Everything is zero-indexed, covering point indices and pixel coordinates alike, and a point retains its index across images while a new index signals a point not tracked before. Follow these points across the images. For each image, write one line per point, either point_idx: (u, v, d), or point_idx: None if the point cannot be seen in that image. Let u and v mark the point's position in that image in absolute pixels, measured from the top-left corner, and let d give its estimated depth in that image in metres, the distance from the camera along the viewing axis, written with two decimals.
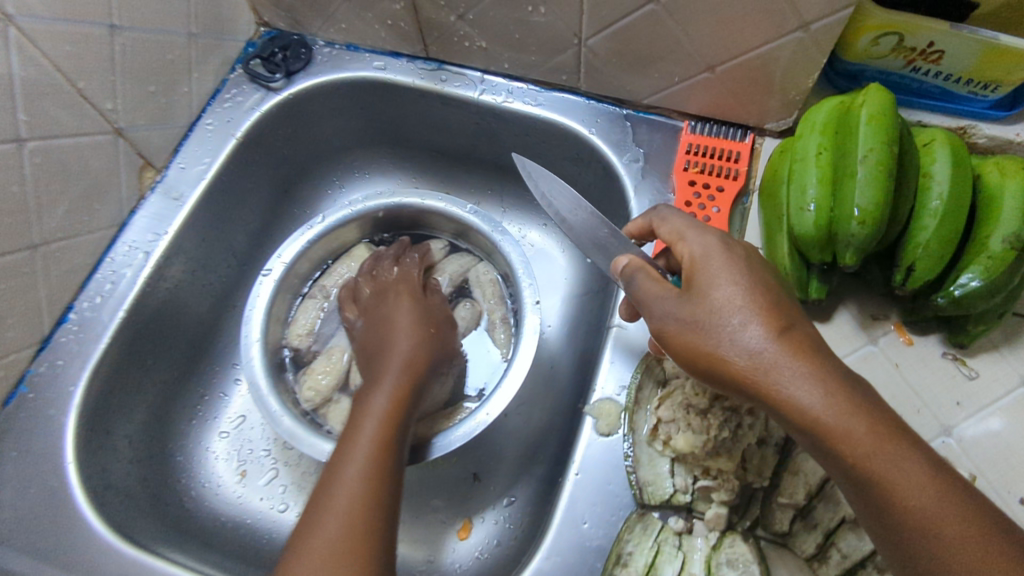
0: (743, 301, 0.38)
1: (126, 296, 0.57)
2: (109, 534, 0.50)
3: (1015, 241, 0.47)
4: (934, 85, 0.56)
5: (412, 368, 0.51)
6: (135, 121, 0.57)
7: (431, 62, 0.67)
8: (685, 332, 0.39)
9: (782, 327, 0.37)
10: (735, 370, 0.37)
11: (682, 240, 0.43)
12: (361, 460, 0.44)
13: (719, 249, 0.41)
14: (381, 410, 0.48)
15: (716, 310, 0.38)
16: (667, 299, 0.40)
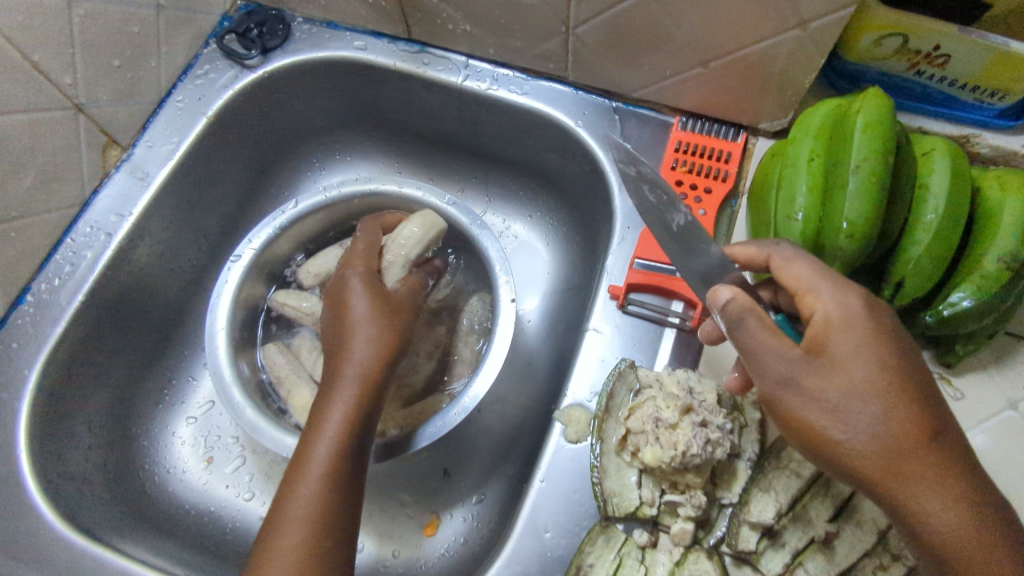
0: (872, 378, 0.37)
1: (87, 278, 0.55)
2: (59, 522, 0.49)
3: (1010, 260, 0.45)
4: (938, 90, 0.52)
5: (389, 342, 0.49)
6: (98, 97, 0.55)
7: (414, 44, 0.64)
8: (790, 389, 0.38)
9: (902, 407, 0.37)
10: (838, 439, 0.37)
11: (812, 291, 0.40)
12: (329, 446, 0.45)
13: (853, 310, 0.39)
14: (353, 393, 0.47)
15: (835, 378, 0.37)
16: (786, 356, 0.38)
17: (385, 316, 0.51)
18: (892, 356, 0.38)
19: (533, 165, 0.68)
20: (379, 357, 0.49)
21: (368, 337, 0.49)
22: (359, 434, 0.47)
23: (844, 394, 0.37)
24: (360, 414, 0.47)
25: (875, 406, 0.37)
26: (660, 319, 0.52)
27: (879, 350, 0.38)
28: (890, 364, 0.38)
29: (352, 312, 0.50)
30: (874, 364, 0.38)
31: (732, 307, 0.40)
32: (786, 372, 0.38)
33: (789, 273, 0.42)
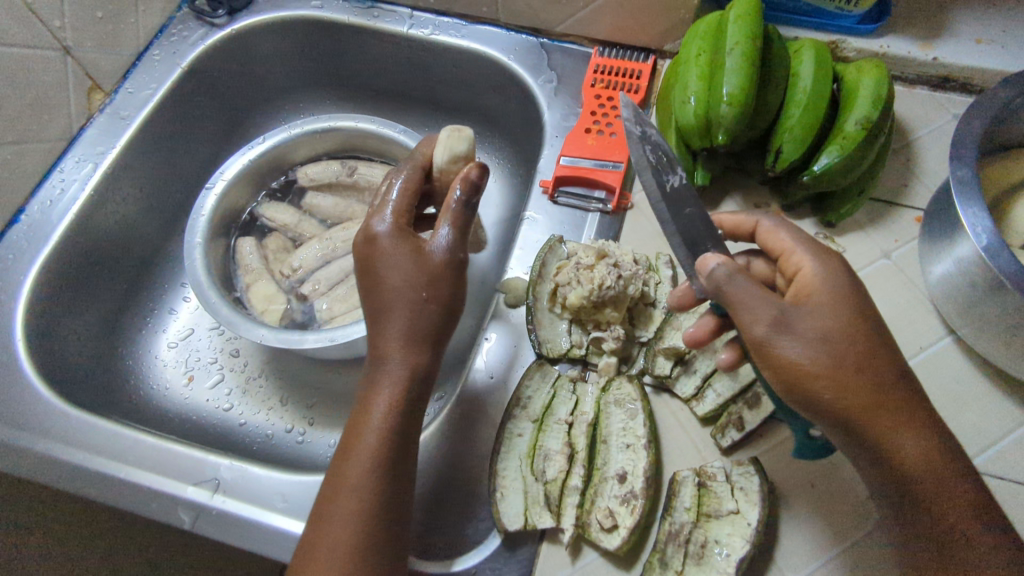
0: (849, 321, 0.40)
1: (74, 202, 0.62)
2: (53, 397, 0.55)
3: (866, 122, 0.53)
4: (806, 4, 0.61)
5: (411, 312, 0.44)
6: (83, 43, 0.64)
7: (365, 1, 0.72)
8: (784, 332, 0.39)
9: (872, 350, 0.40)
10: (831, 377, 0.38)
11: (795, 252, 0.43)
12: (392, 411, 0.44)
13: (828, 265, 0.42)
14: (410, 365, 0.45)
15: (817, 321, 0.39)
16: (778, 304, 0.39)
17: (441, 286, 0.45)
18: (864, 306, 0.41)
19: (476, 106, 0.76)
20: (435, 329, 0.45)
21: (426, 303, 0.44)
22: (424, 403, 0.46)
23: (830, 335, 0.39)
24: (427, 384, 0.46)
25: (854, 345, 0.39)
26: (585, 206, 0.61)
27: (853, 300, 0.41)
28: (861, 313, 0.41)
29: (420, 270, 0.44)
30: (850, 309, 0.40)
31: (719, 271, 0.40)
32: (777, 317, 0.39)
33: (775, 239, 0.45)
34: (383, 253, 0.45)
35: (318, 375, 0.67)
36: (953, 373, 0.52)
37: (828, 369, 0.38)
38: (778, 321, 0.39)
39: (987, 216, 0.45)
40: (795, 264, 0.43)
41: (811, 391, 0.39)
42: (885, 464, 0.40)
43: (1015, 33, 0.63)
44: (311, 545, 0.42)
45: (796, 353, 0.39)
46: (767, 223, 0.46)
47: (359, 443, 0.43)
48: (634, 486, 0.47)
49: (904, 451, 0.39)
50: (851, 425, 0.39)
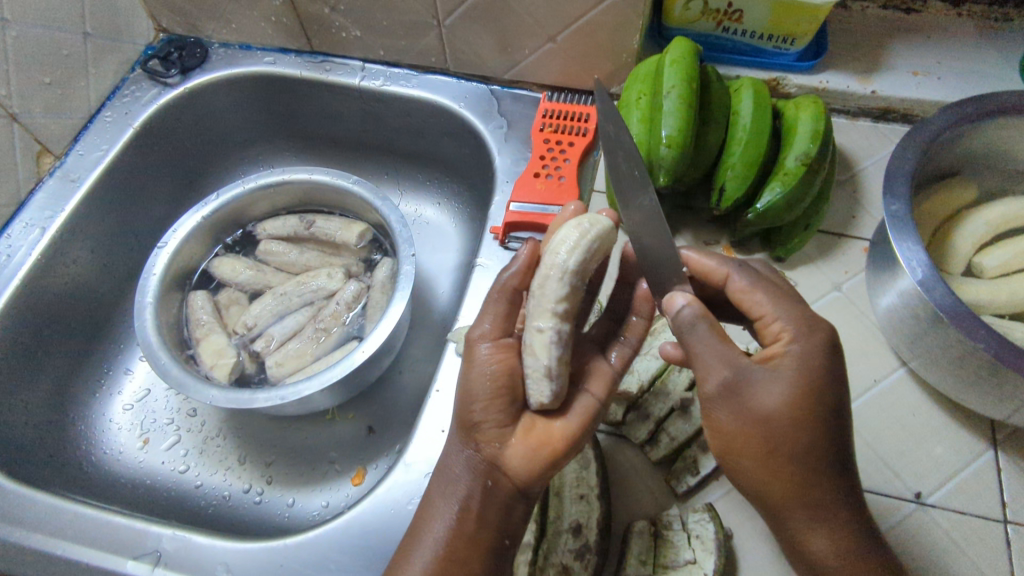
0: (803, 408, 0.39)
1: (20, 267, 0.61)
2: None
3: (805, 158, 0.53)
4: (746, 43, 0.63)
5: (473, 434, 0.43)
6: (31, 108, 0.63)
7: (318, 55, 0.74)
8: (728, 398, 0.39)
9: (818, 438, 0.40)
10: (764, 449, 0.40)
11: (771, 321, 0.41)
12: (448, 525, 0.43)
13: (808, 346, 0.40)
14: (468, 482, 0.43)
15: (769, 399, 0.39)
16: (734, 367, 0.39)
17: (492, 414, 0.43)
18: (828, 395, 0.39)
19: (431, 153, 0.76)
20: (487, 448, 0.43)
21: (471, 421, 0.43)
22: (492, 524, 0.43)
23: (774, 419, 0.39)
24: (491, 503, 0.43)
25: (799, 431, 0.39)
26: None
27: (818, 388, 0.39)
28: (824, 402, 0.39)
29: (466, 387, 0.43)
30: (807, 395, 0.39)
31: (685, 313, 0.40)
32: (727, 380, 0.39)
33: (750, 301, 0.43)
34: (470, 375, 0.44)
35: (276, 431, 0.66)
36: (908, 405, 0.52)
37: (757, 443, 0.40)
38: (728, 386, 0.39)
39: (922, 251, 0.45)
40: (770, 330, 0.42)
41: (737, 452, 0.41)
42: (790, 535, 0.42)
43: (950, 64, 0.65)
44: None
45: (730, 419, 0.40)
46: (740, 279, 0.44)
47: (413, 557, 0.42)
48: (588, 540, 0.46)
49: (808, 531, 0.41)
50: (772, 494, 0.41)
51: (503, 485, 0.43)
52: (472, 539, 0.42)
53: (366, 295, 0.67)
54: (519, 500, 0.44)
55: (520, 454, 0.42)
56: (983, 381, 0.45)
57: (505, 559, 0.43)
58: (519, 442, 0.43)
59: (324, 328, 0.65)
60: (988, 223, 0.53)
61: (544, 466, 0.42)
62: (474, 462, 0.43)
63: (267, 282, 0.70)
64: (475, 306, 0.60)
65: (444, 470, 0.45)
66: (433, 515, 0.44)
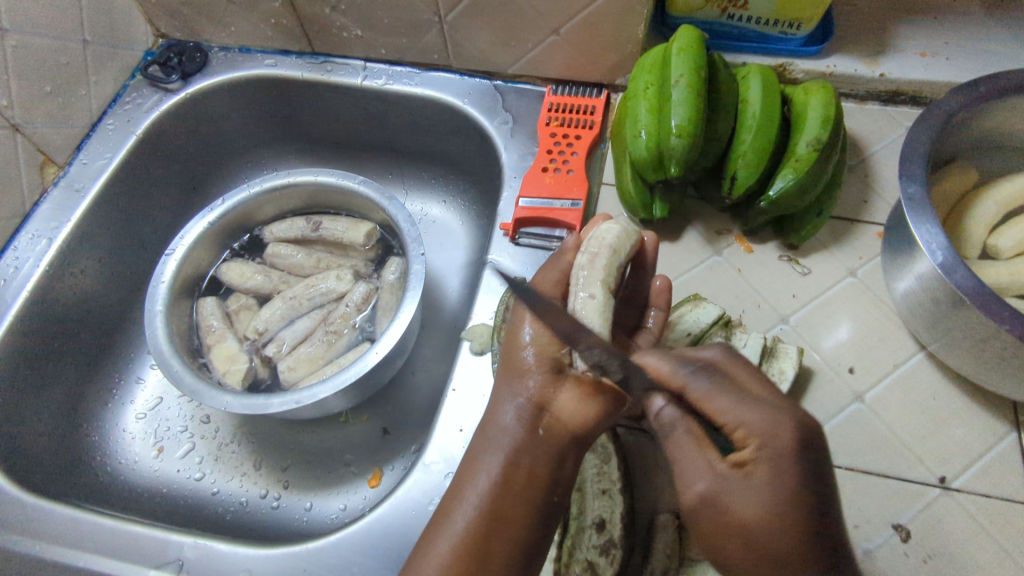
0: (774, 521, 0.35)
1: (29, 278, 0.61)
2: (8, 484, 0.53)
3: (817, 143, 0.53)
4: (751, 29, 0.62)
5: (520, 387, 0.43)
6: (33, 118, 0.63)
7: (318, 56, 0.73)
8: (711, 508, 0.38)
9: (800, 555, 0.34)
10: (752, 561, 0.36)
11: (733, 424, 0.38)
12: (486, 479, 0.42)
13: (775, 452, 0.36)
14: (515, 434, 0.43)
15: (745, 507, 0.36)
16: (712, 477, 0.38)
17: (543, 366, 0.43)
18: (801, 510, 0.35)
19: (436, 151, 0.75)
20: (537, 395, 0.43)
21: (524, 371, 0.43)
22: (543, 479, 0.42)
23: (753, 535, 0.35)
24: (543, 454, 0.42)
25: (782, 553, 0.34)
26: (547, 245, 0.61)
27: (782, 500, 0.35)
28: (799, 507, 0.35)
29: (517, 340, 0.45)
30: (777, 507, 0.35)
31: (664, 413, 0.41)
32: (709, 489, 0.38)
33: (710, 407, 0.39)
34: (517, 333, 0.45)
35: (290, 436, 0.65)
36: (928, 390, 0.52)
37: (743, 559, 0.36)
38: (704, 497, 0.38)
39: (941, 232, 0.44)
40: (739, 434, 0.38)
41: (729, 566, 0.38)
42: None
43: (958, 44, 0.64)
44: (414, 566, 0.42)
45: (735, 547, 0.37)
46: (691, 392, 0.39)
47: (454, 509, 0.42)
48: (613, 535, 0.45)
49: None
50: None
51: (556, 433, 0.42)
52: (520, 491, 0.41)
53: (377, 296, 0.67)
54: (573, 450, 0.42)
55: (571, 402, 0.42)
56: (1005, 363, 0.44)
57: (554, 518, 0.42)
58: (572, 389, 0.42)
59: (335, 331, 0.65)
60: (998, 204, 0.53)
61: (596, 414, 0.42)
62: (523, 411, 0.43)
63: (276, 285, 0.70)
64: (488, 302, 0.59)
65: (491, 423, 0.44)
66: (474, 471, 0.43)
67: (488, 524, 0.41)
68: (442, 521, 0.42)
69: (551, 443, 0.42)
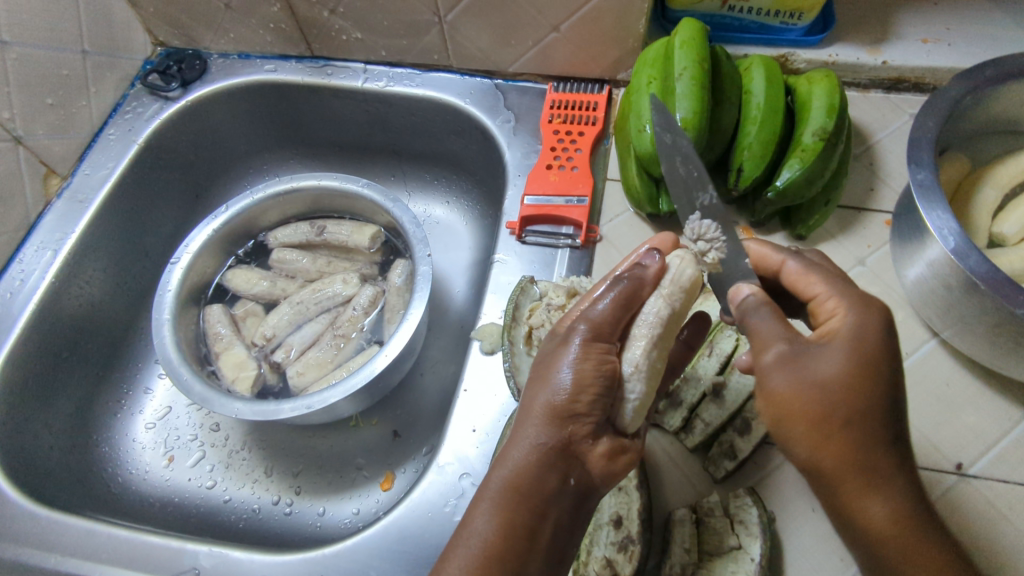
0: (865, 356, 0.37)
1: (36, 290, 0.61)
2: (21, 497, 0.53)
3: (822, 133, 0.53)
4: (752, 21, 0.62)
5: (556, 429, 0.39)
6: (35, 130, 0.63)
7: (318, 60, 0.73)
8: (783, 369, 0.38)
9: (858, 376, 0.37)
10: (813, 421, 0.37)
11: (825, 298, 0.40)
12: (506, 529, 0.37)
13: (860, 321, 0.38)
14: (544, 483, 0.38)
15: (826, 367, 0.37)
16: (789, 340, 0.38)
17: (595, 408, 0.40)
18: (880, 374, 0.37)
19: (439, 151, 0.75)
20: (577, 439, 0.40)
21: (565, 409, 0.39)
22: (563, 528, 0.39)
23: (835, 399, 0.37)
24: (566, 505, 0.39)
25: (873, 411, 0.37)
26: (554, 242, 0.61)
27: (883, 362, 0.37)
28: (886, 396, 0.37)
29: (558, 374, 0.40)
30: (867, 354, 0.37)
31: (749, 301, 0.41)
32: (782, 354, 0.38)
33: (805, 286, 0.42)
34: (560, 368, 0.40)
35: (301, 441, 0.65)
36: (943, 376, 0.51)
37: (836, 459, 0.37)
38: (786, 355, 0.38)
39: (953, 218, 0.44)
40: (826, 308, 0.40)
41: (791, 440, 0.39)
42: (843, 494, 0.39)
43: (960, 30, 0.64)
44: None
45: (784, 381, 0.38)
46: (793, 264, 0.43)
47: (458, 555, 0.37)
48: (629, 531, 0.45)
49: (872, 511, 0.38)
50: (820, 460, 0.38)
51: (587, 485, 0.40)
52: (539, 542, 0.38)
53: (383, 298, 0.67)
54: (591, 504, 0.41)
55: (605, 457, 0.40)
56: (1020, 346, 0.44)
57: (562, 569, 0.40)
58: (607, 443, 0.40)
59: (343, 335, 0.65)
60: (998, 189, 0.52)
61: (622, 471, 0.41)
62: (553, 454, 0.39)
63: (282, 291, 0.70)
64: (496, 301, 0.59)
65: (507, 460, 0.39)
66: (483, 510, 0.38)
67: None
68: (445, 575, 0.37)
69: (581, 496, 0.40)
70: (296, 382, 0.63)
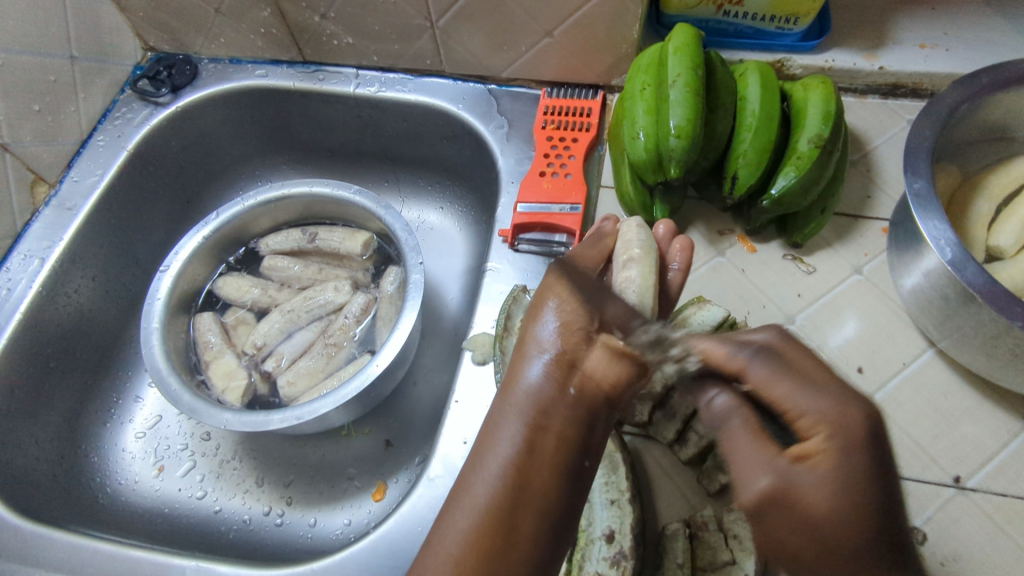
0: (853, 484, 0.32)
1: (23, 298, 0.60)
2: (5, 511, 0.53)
3: (818, 140, 0.52)
4: (747, 26, 0.61)
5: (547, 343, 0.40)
6: (22, 137, 0.62)
7: (310, 65, 0.72)
8: (775, 505, 0.33)
9: (859, 499, 0.32)
10: (811, 548, 0.33)
11: (801, 406, 0.35)
12: (507, 445, 0.38)
13: (841, 448, 0.32)
14: (540, 395, 0.39)
15: (815, 499, 0.32)
16: (778, 475, 0.33)
17: (580, 315, 0.40)
18: (880, 490, 0.32)
19: (432, 156, 0.74)
20: (568, 349, 0.39)
21: (555, 328, 0.40)
22: (573, 441, 0.38)
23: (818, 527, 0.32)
24: (571, 417, 0.38)
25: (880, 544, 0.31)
26: (548, 251, 0.60)
27: (873, 487, 0.32)
28: (888, 536, 0.32)
29: (546, 302, 0.42)
30: (852, 484, 0.32)
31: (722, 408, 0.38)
32: (773, 486, 0.33)
33: (768, 396, 0.36)
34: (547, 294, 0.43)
35: (293, 450, 0.64)
36: (941, 387, 0.51)
37: None
38: (777, 480, 0.33)
39: (949, 228, 0.44)
40: (806, 427, 0.34)
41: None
42: None
43: (957, 35, 0.63)
44: (433, 538, 0.39)
45: (772, 522, 0.34)
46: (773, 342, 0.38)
47: (471, 483, 0.38)
48: (622, 546, 0.44)
49: None
50: None
51: (590, 396, 0.38)
52: (546, 456, 0.37)
53: (375, 304, 0.66)
54: (605, 415, 0.39)
55: (603, 359, 0.38)
56: (1019, 359, 0.43)
57: (584, 485, 0.38)
58: (604, 346, 0.38)
59: (334, 344, 0.64)
60: (991, 201, 0.52)
61: (629, 375, 0.38)
62: (550, 368, 0.39)
63: (273, 299, 0.69)
64: (489, 310, 0.58)
65: (513, 386, 0.40)
66: (493, 435, 0.39)
67: (513, 492, 0.37)
68: (459, 499, 0.38)
69: (584, 402, 0.38)
70: (286, 390, 0.63)
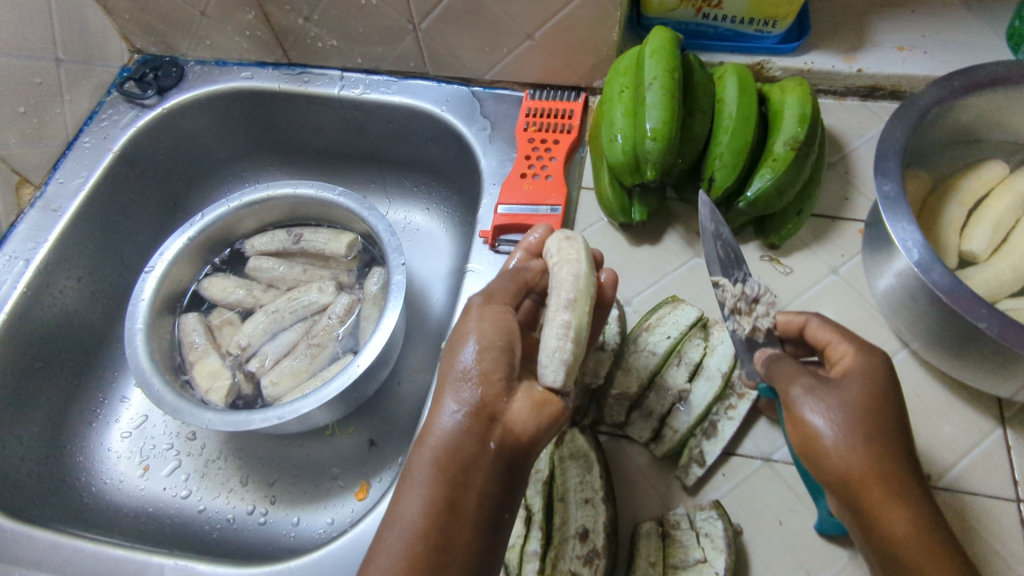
0: (879, 385, 0.41)
1: (7, 299, 0.61)
2: None
3: (794, 142, 0.52)
4: (727, 28, 0.62)
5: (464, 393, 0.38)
6: (7, 139, 0.63)
7: (295, 67, 0.73)
8: (814, 395, 0.41)
9: (876, 411, 0.40)
10: (852, 436, 0.39)
11: (838, 344, 0.43)
12: (428, 498, 0.37)
13: (862, 364, 0.41)
14: (457, 448, 0.37)
15: (855, 396, 0.40)
16: (812, 377, 0.42)
17: (499, 364, 0.39)
18: (890, 397, 0.40)
19: (417, 158, 0.75)
20: (486, 403, 0.38)
21: (473, 375, 0.38)
22: (491, 492, 0.38)
23: (864, 406, 0.40)
24: (488, 469, 0.37)
25: (888, 442, 0.39)
26: None
27: (890, 390, 0.41)
28: (896, 435, 0.40)
29: (463, 344, 0.40)
30: (877, 387, 0.40)
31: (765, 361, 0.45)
32: (804, 389, 0.41)
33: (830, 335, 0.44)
34: (462, 340, 0.40)
35: (277, 449, 0.65)
36: (913, 387, 0.51)
37: (868, 474, 0.38)
38: (811, 386, 0.41)
39: (917, 230, 0.44)
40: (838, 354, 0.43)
41: (823, 464, 0.40)
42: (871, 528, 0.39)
43: (936, 38, 0.64)
44: None
45: (811, 410, 0.40)
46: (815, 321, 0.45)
47: (388, 541, 0.37)
48: (596, 544, 0.45)
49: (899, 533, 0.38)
50: (851, 478, 0.39)
51: (507, 447, 0.38)
52: (467, 509, 0.37)
53: (358, 305, 0.66)
54: (519, 464, 0.39)
55: (524, 412, 0.38)
56: (987, 360, 0.44)
57: (501, 535, 0.38)
58: (522, 397, 0.38)
59: (317, 344, 0.65)
60: (962, 206, 0.53)
61: (547, 427, 0.38)
62: (468, 421, 0.38)
63: (258, 299, 0.70)
64: (469, 311, 0.59)
65: (426, 437, 0.39)
66: (409, 490, 0.38)
67: (431, 550, 0.36)
68: (376, 554, 0.37)
69: (504, 454, 0.38)
70: (269, 389, 0.63)
